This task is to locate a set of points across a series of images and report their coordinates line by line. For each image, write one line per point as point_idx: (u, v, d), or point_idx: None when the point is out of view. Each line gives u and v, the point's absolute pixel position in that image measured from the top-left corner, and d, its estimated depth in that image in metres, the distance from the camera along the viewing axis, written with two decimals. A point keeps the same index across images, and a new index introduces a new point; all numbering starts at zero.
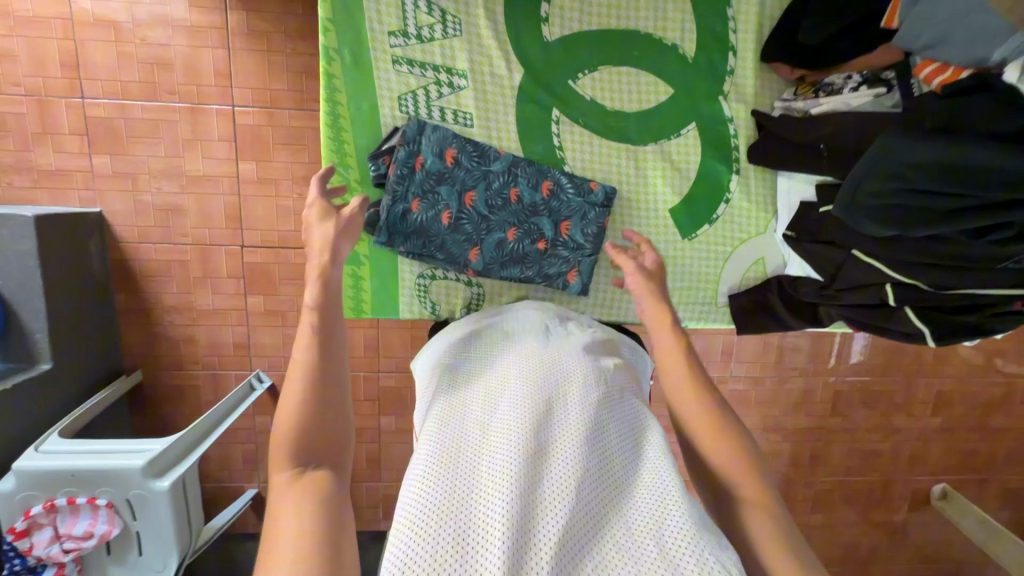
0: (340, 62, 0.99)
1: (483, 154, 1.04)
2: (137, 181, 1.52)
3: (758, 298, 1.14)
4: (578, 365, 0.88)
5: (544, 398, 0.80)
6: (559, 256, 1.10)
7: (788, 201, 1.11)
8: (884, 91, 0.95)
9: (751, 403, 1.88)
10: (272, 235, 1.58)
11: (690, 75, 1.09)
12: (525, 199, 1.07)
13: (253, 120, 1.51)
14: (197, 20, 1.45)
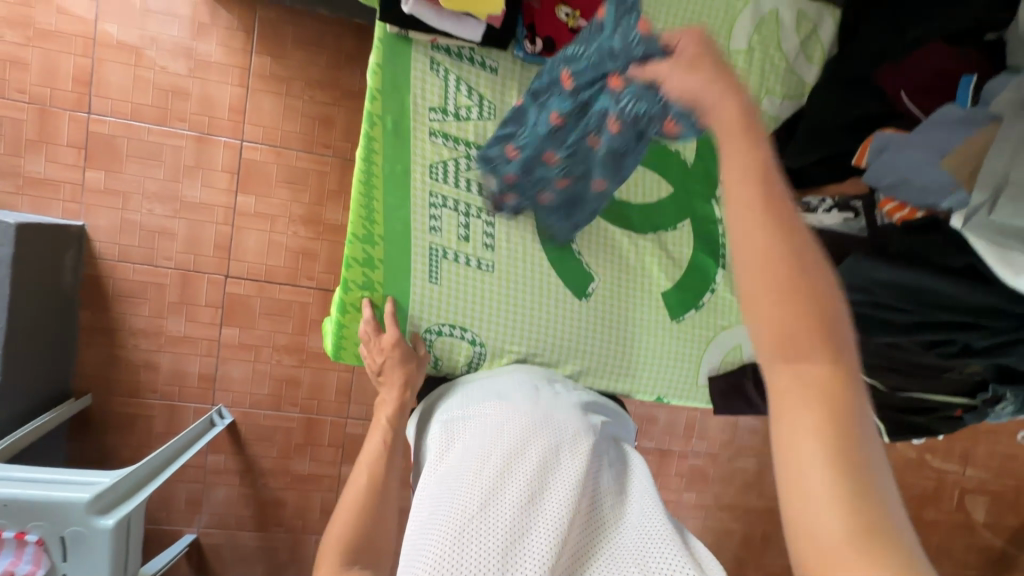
0: (381, 128, 0.84)
1: (507, 120, 0.85)
2: (128, 200, 1.50)
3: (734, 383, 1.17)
4: (567, 409, 0.89)
5: (533, 447, 0.80)
6: (630, 134, 0.77)
7: None
8: (851, 217, 1.09)
9: (708, 479, 1.94)
10: (259, 268, 1.58)
11: (694, 178, 1.00)
12: (541, 93, 0.80)
13: (260, 156, 1.55)
14: (221, 58, 1.50)
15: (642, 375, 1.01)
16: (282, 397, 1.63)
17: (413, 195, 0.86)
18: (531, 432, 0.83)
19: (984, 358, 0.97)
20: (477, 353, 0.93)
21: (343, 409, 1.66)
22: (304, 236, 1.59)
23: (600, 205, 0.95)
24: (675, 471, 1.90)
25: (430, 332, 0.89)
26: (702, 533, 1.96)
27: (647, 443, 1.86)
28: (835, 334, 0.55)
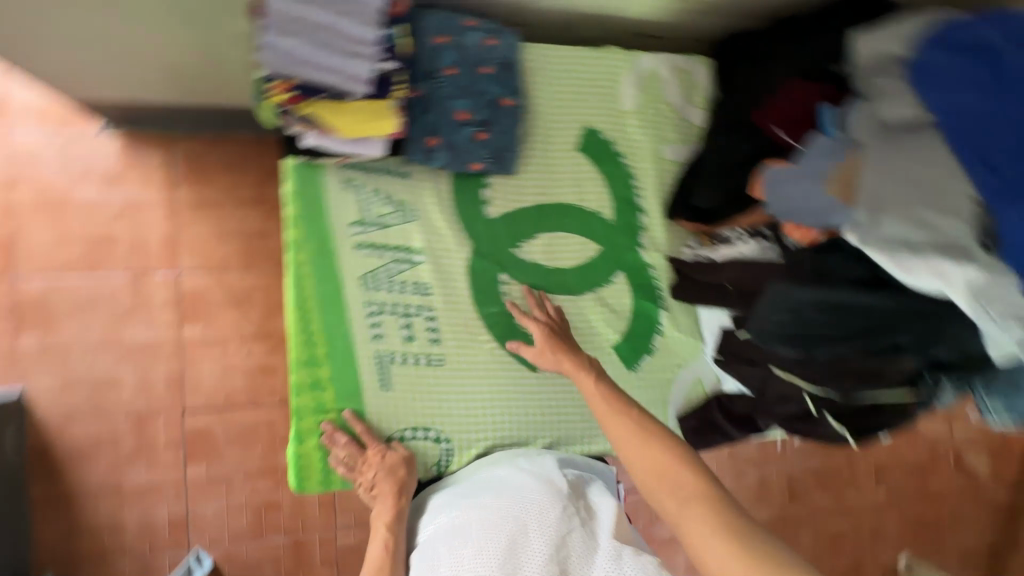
0: (307, 252, 0.84)
1: (424, 110, 0.85)
2: (68, 357, 1.45)
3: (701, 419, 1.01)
4: (534, 482, 0.81)
5: (504, 536, 0.73)
6: (474, 47, 0.87)
7: (709, 328, 1.00)
8: (768, 244, 0.86)
9: None
10: (217, 396, 1.53)
11: (619, 234, 0.99)
12: (434, 73, 0.85)
13: (200, 284, 1.53)
14: (145, 198, 1.51)
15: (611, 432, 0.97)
16: (263, 525, 1.55)
17: (350, 308, 0.86)
18: (502, 526, 0.74)
19: (925, 354, 0.73)
20: (444, 452, 0.89)
21: (330, 522, 1.59)
22: (260, 352, 1.56)
23: (536, 280, 0.94)
24: None
25: (393, 439, 0.87)
26: None
27: None
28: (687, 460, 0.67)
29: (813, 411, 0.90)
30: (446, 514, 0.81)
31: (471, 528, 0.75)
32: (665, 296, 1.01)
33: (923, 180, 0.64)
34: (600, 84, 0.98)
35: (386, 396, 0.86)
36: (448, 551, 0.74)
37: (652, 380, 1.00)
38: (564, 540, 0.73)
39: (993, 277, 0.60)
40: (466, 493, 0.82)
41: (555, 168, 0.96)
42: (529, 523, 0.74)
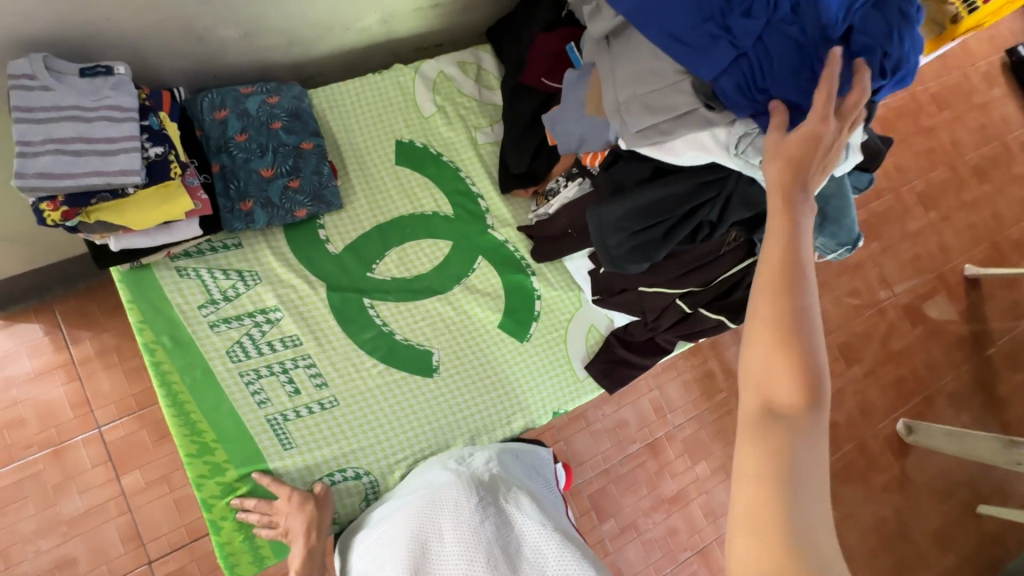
0: (165, 349, 0.86)
1: (231, 179, 0.90)
2: (10, 554, 1.38)
3: (609, 360, 1.03)
4: (452, 482, 0.81)
5: (425, 543, 0.74)
6: (256, 108, 0.92)
7: (581, 276, 1.05)
8: (584, 181, 0.93)
9: (707, 441, 1.92)
10: (179, 533, 1.47)
11: (465, 224, 1.04)
12: (229, 144, 0.90)
13: (124, 430, 1.49)
14: (41, 368, 1.48)
15: (525, 404, 0.99)
16: None
17: (225, 386, 0.87)
18: (425, 539, 0.74)
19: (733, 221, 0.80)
20: (368, 485, 0.90)
21: None
22: None
23: (400, 293, 0.98)
24: (674, 454, 1.88)
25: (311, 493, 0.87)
26: None
27: (633, 448, 1.84)
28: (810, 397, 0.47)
29: (688, 311, 0.95)
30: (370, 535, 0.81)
31: (392, 546, 0.76)
32: (530, 262, 1.05)
33: (647, 71, 0.70)
34: (395, 102, 1.05)
35: (290, 455, 0.87)
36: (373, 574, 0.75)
37: (547, 341, 1.03)
38: (484, 530, 0.75)
39: (735, 127, 0.68)
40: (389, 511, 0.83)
41: (381, 187, 1.01)
42: (444, 528, 0.75)
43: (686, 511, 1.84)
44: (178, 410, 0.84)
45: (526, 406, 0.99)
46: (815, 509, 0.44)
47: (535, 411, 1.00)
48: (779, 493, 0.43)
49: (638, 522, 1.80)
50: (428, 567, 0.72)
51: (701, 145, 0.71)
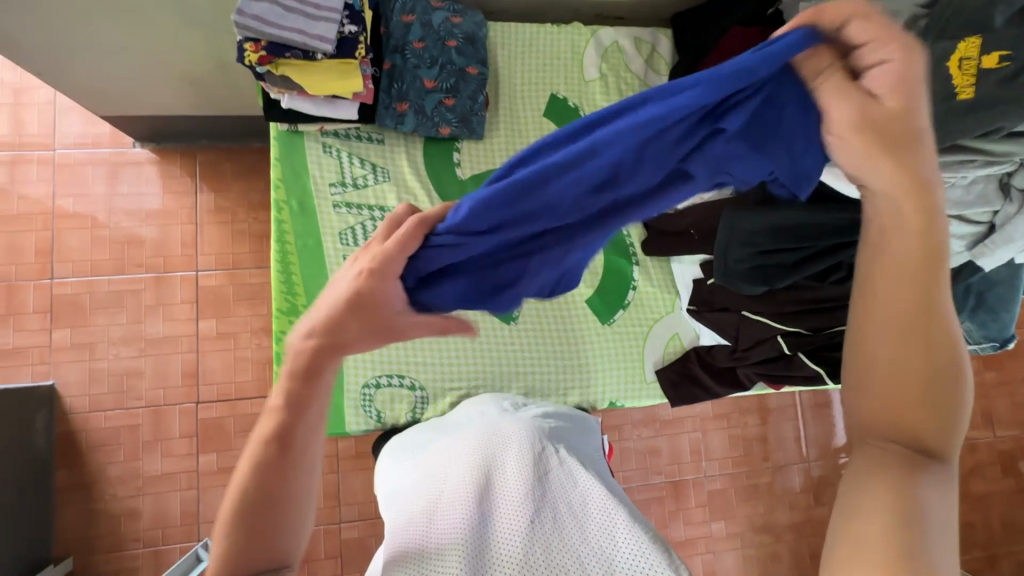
0: (290, 211, 0.92)
1: (398, 76, 0.94)
2: (94, 349, 1.56)
3: (682, 371, 1.06)
4: (518, 424, 0.86)
5: (484, 461, 0.78)
6: (439, 21, 0.96)
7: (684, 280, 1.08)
8: None
9: (733, 502, 1.83)
10: (229, 387, 1.60)
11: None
12: (406, 44, 0.94)
13: (215, 281, 1.64)
14: (169, 204, 1.65)
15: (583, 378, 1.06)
16: None
17: (328, 262, 0.93)
18: (486, 457, 0.79)
19: None
20: (418, 398, 0.98)
21: (335, 513, 1.60)
22: (268, 346, 1.64)
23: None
24: (694, 501, 1.80)
25: (369, 385, 0.96)
26: (743, 566, 1.81)
27: (656, 478, 1.78)
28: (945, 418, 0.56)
29: (786, 351, 0.93)
30: (429, 439, 0.88)
31: (451, 453, 0.81)
32: (637, 254, 1.11)
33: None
34: (563, 57, 1.07)
35: None
36: (428, 465, 0.81)
37: (625, 330, 1.09)
38: (542, 469, 0.78)
39: None
40: (450, 426, 0.90)
41: (523, 133, 1.04)
42: (503, 446, 0.81)
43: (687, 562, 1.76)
44: (283, 269, 0.90)
45: (584, 382, 1.06)
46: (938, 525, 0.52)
47: (591, 390, 1.06)
48: (906, 525, 0.51)
49: None
50: (485, 470, 0.77)
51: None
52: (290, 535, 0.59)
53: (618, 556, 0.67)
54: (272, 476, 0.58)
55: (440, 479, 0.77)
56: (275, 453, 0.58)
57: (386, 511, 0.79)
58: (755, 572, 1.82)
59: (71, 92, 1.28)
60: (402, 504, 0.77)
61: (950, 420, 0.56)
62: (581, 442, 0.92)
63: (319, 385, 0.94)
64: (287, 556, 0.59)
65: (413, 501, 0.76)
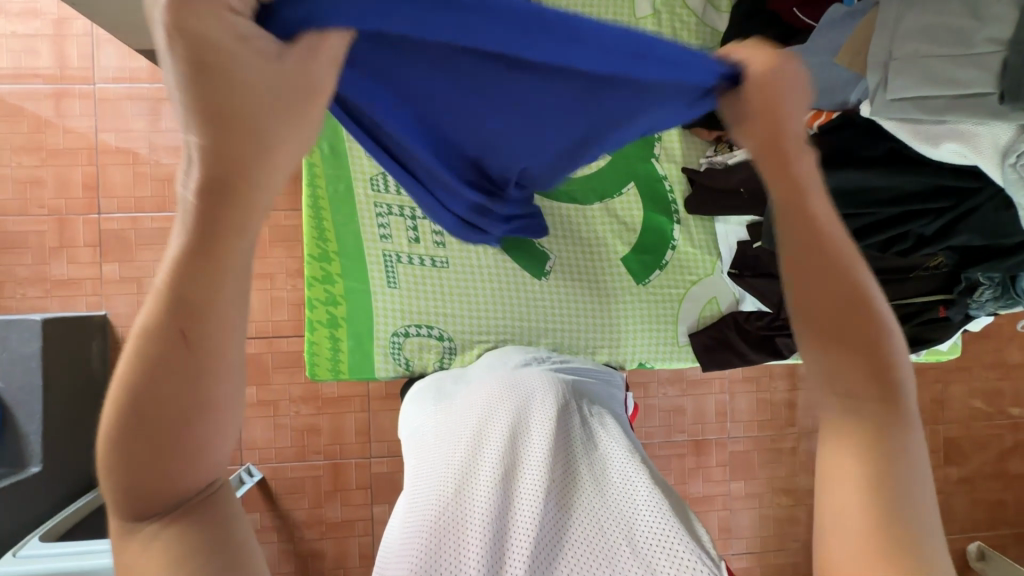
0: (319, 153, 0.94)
1: None
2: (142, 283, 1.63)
3: (717, 337, 1.03)
4: (544, 379, 0.86)
5: (509, 413, 0.79)
6: None
7: (727, 242, 1.04)
8: None
9: (755, 465, 1.83)
10: (267, 326, 1.66)
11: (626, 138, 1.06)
12: None
13: None
14: None
15: (610, 337, 1.03)
16: (305, 448, 1.67)
17: (359, 209, 0.95)
18: (511, 411, 0.79)
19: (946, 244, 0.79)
20: (446, 349, 0.98)
21: (366, 449, 1.69)
22: (303, 288, 1.67)
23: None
24: (715, 461, 1.81)
25: (397, 333, 0.97)
26: (759, 526, 1.83)
27: (678, 436, 1.78)
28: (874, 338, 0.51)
29: None
30: (455, 387, 0.89)
31: (476, 402, 0.83)
32: (680, 210, 1.06)
33: (949, 31, 0.67)
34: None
35: (392, 292, 0.96)
36: (452, 411, 0.83)
37: (659, 290, 1.05)
38: (565, 426, 0.79)
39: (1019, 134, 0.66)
40: (475, 375, 0.91)
41: None
42: (526, 402, 0.81)
43: (702, 517, 1.79)
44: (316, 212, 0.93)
45: (611, 342, 1.04)
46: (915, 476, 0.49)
47: (619, 351, 1.04)
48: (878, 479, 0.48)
49: None
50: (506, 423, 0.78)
51: (971, 139, 0.68)
52: (220, 445, 0.41)
53: (640, 520, 0.66)
54: (178, 376, 0.39)
55: (465, 427, 0.78)
56: (183, 339, 0.39)
57: (410, 455, 0.82)
58: (771, 532, 1.84)
59: (108, 23, 1.26)
60: (425, 448, 0.80)
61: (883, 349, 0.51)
62: (608, 402, 0.91)
63: (349, 332, 0.96)
64: (205, 481, 0.42)
65: (436, 446, 0.78)
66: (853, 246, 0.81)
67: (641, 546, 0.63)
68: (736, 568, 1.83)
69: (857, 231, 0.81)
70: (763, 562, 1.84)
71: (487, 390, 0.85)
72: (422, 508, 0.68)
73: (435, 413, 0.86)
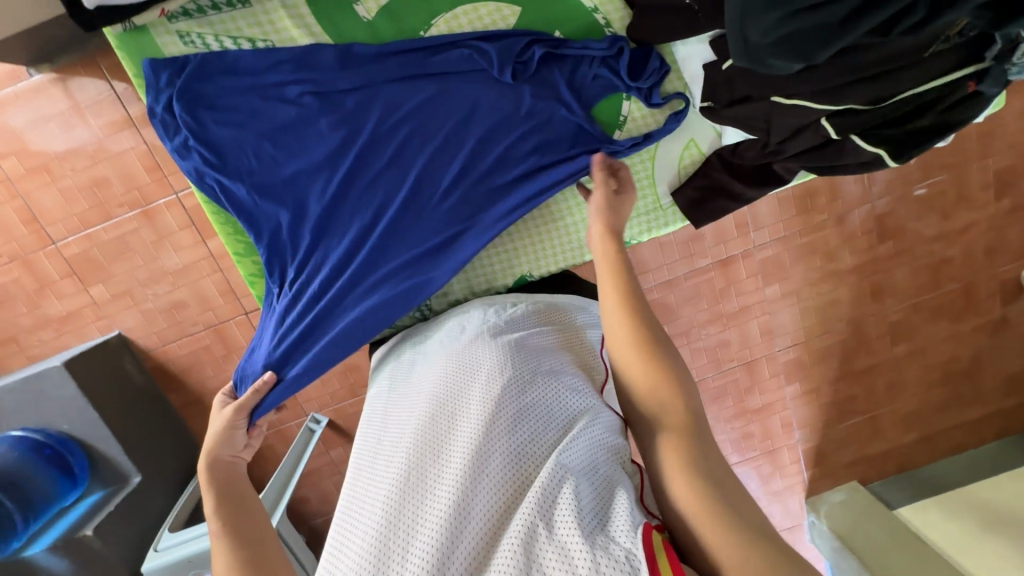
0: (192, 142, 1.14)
1: None
2: (135, 294, 1.62)
3: (706, 180, 1.21)
4: (489, 354, 0.89)
5: (449, 393, 0.85)
6: None
7: (693, 69, 1.14)
8: None
9: (787, 264, 1.78)
10: None
11: None
12: None
13: (199, 197, 1.54)
14: (108, 129, 1.48)
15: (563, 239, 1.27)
16: (354, 385, 1.77)
17: None
18: (450, 391, 0.85)
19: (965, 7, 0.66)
20: None
21: None
22: None
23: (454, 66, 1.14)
24: (745, 273, 1.77)
25: None
26: (801, 318, 1.85)
27: (703, 261, 1.74)
28: (715, 471, 0.73)
29: (833, 135, 0.97)
30: (416, 365, 1.00)
31: (425, 387, 0.89)
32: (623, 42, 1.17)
33: None
34: None
35: None
36: (405, 394, 0.92)
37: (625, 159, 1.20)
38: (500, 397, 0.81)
39: None
40: (437, 356, 0.97)
41: None
42: (472, 380, 0.85)
43: (743, 327, 1.83)
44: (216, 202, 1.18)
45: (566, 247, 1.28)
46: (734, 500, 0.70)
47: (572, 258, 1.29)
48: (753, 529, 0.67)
49: (692, 331, 1.83)
50: (446, 410, 0.82)
51: None
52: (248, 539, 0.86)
53: (538, 542, 0.63)
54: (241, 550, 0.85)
55: (408, 415, 0.86)
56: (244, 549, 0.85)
57: (368, 435, 0.92)
58: (814, 319, 1.86)
59: None
60: (378, 433, 0.89)
61: (716, 478, 0.72)
62: (563, 365, 0.92)
63: None
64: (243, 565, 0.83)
65: (384, 436, 0.87)
66: (844, 40, 0.70)
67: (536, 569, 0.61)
68: (785, 361, 1.90)
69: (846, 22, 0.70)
70: (811, 347, 1.89)
71: (437, 372, 0.91)
72: (361, 498, 0.79)
73: (393, 393, 0.96)
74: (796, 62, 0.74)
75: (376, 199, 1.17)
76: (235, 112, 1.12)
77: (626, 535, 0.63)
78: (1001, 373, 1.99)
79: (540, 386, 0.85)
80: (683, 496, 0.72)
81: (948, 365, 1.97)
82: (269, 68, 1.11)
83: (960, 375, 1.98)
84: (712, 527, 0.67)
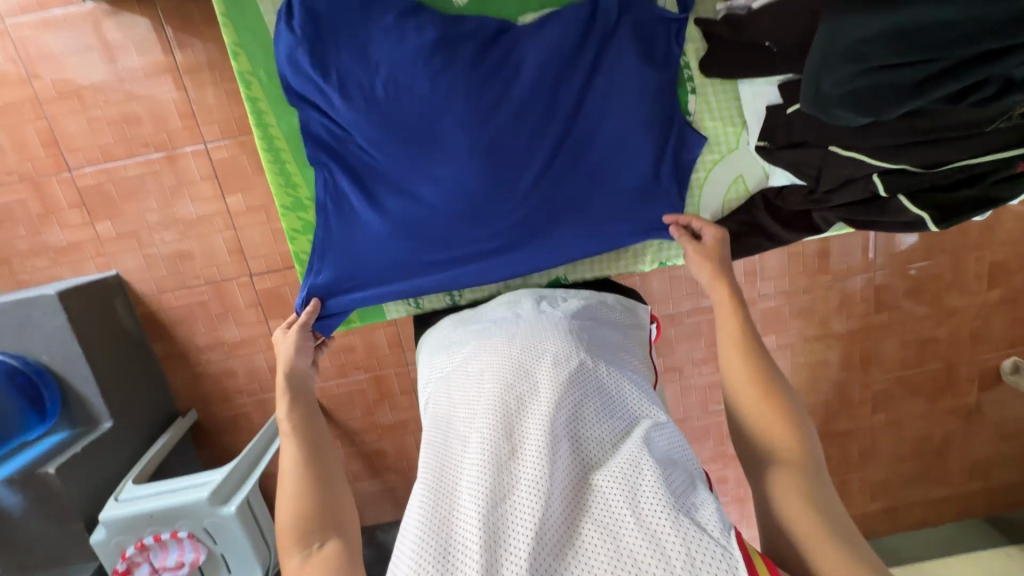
0: (259, 85, 1.22)
1: None
2: (141, 237, 1.59)
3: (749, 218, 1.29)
4: (555, 345, 0.92)
5: (516, 379, 0.87)
6: None
7: (756, 108, 1.22)
8: None
9: (786, 318, 1.83)
10: (276, 258, 1.63)
11: None
12: None
13: (228, 152, 1.53)
14: (149, 67, 1.47)
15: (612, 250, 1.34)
16: (344, 365, 1.74)
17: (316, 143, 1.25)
18: (518, 377, 0.87)
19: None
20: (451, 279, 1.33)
21: (401, 357, 1.75)
22: None
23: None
24: None
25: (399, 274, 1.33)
26: (791, 372, 1.90)
27: (707, 301, 1.78)
28: (828, 509, 0.82)
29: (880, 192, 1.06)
30: (473, 342, 1.01)
31: (489, 370, 0.91)
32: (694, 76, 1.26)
33: None
34: None
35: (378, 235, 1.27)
36: (465, 375, 0.94)
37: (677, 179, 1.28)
38: (570, 387, 0.84)
39: None
40: (497, 338, 0.98)
41: None
42: (543, 369, 0.87)
43: None
44: (273, 150, 1.24)
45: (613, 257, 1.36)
46: (850, 532, 0.80)
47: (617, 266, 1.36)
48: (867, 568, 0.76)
49: (685, 368, 1.85)
50: (518, 394, 0.84)
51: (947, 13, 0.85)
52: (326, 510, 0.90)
53: (625, 533, 0.66)
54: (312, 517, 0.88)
55: (476, 398, 0.87)
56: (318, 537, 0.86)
57: (427, 415, 0.93)
58: (802, 375, 1.91)
59: None
60: (440, 415, 0.90)
61: (834, 515, 0.82)
62: (620, 363, 0.95)
63: None
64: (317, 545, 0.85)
65: (449, 417, 0.88)
66: (911, 102, 0.85)
67: (628, 557, 0.64)
68: None
69: (918, 85, 0.83)
70: None
71: (500, 357, 0.92)
72: (430, 475, 0.79)
73: (451, 374, 0.97)
74: (864, 116, 0.89)
75: (445, 186, 1.22)
76: (365, 96, 1.17)
77: (710, 527, 0.66)
78: (968, 458, 2.06)
79: (606, 381, 0.88)
80: (797, 530, 0.81)
81: (920, 442, 2.02)
82: (416, 51, 1.15)
83: (929, 454, 2.04)
84: (829, 545, 0.78)
